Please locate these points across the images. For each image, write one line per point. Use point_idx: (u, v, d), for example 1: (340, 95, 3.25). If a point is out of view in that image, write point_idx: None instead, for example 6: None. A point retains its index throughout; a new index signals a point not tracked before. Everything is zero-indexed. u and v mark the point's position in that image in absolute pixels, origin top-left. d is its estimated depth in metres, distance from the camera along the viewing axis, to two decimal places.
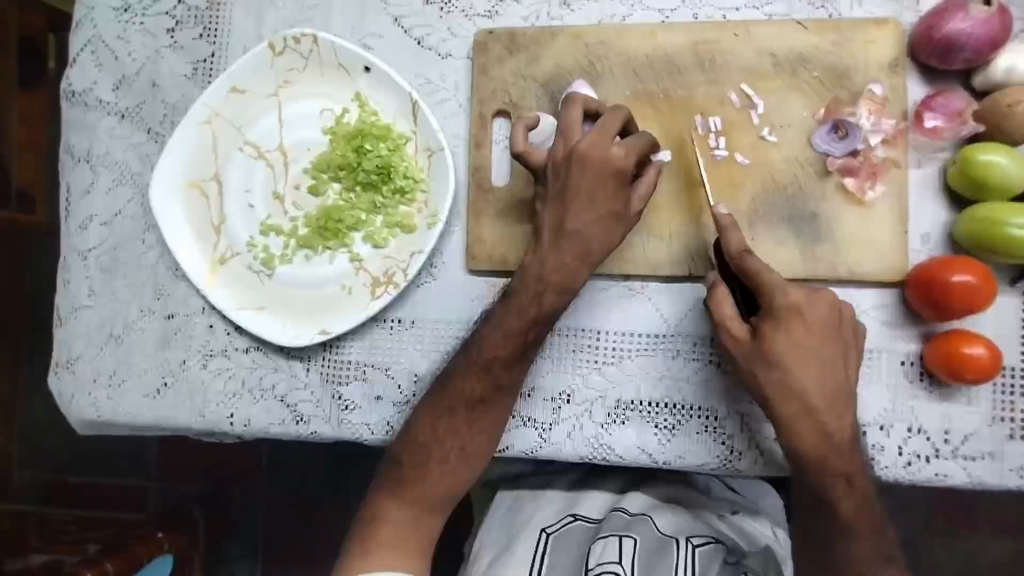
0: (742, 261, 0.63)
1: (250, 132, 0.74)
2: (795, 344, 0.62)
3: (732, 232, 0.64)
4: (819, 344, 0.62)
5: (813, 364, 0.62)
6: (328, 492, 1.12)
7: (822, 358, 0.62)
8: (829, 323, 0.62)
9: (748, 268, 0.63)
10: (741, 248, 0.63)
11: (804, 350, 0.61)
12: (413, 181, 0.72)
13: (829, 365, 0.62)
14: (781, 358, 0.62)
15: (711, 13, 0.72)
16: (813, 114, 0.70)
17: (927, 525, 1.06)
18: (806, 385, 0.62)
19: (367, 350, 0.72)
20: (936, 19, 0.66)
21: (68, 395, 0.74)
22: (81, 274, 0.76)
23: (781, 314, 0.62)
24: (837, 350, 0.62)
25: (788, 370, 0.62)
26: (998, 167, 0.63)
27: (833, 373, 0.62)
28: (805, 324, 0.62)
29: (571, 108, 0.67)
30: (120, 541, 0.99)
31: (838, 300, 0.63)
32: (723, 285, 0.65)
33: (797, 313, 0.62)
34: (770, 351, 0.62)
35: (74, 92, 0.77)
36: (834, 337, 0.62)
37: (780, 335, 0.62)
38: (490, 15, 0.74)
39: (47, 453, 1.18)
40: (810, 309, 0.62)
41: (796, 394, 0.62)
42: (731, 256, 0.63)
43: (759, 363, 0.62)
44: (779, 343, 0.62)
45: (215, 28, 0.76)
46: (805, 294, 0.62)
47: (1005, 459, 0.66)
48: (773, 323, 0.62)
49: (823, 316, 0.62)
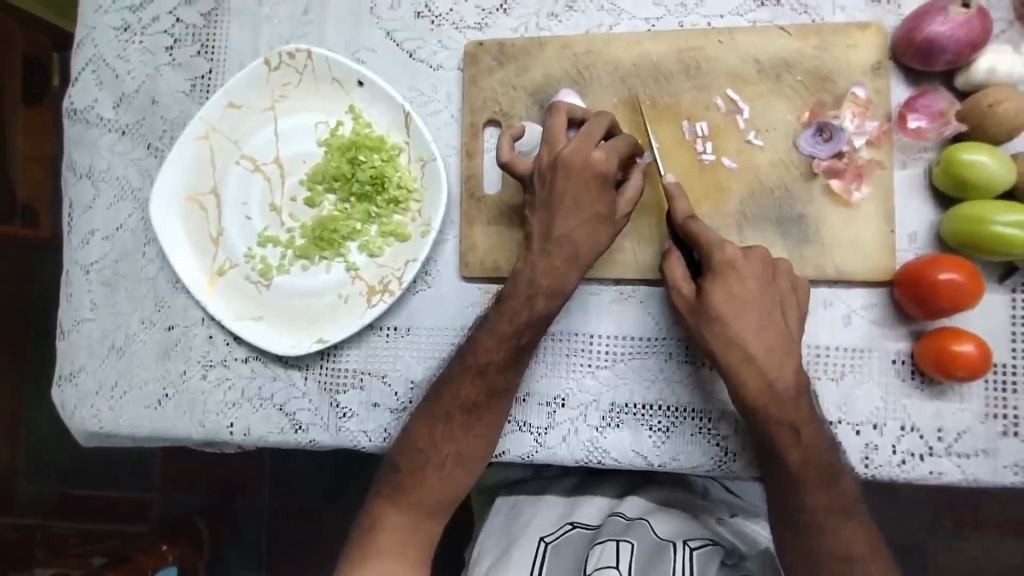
0: (687, 224, 0.65)
1: (246, 146, 0.76)
2: (732, 297, 0.63)
3: (680, 199, 0.67)
4: (756, 296, 0.63)
5: (751, 315, 0.63)
6: (330, 503, 1.13)
7: (759, 309, 0.63)
8: (762, 277, 0.64)
9: (691, 231, 0.65)
10: (685, 214, 0.66)
11: (740, 302, 0.63)
12: (406, 191, 0.73)
13: (767, 316, 0.63)
14: (717, 309, 0.63)
15: (697, 21, 0.74)
16: (798, 118, 0.71)
17: (931, 527, 1.05)
18: (747, 336, 0.63)
19: (364, 357, 0.73)
20: (916, 22, 0.67)
21: (71, 407, 0.75)
22: (84, 288, 0.77)
23: (717, 268, 0.64)
24: (774, 302, 0.64)
25: (726, 323, 0.63)
26: (981, 166, 0.64)
27: (771, 324, 0.63)
28: (740, 277, 0.64)
29: (555, 115, 0.68)
30: (123, 553, 1.00)
31: (774, 259, 0.66)
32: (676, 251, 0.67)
33: (732, 267, 0.64)
34: (708, 305, 0.64)
35: (76, 110, 0.79)
36: (770, 290, 0.64)
37: (717, 288, 0.64)
38: (480, 27, 0.76)
39: (52, 467, 1.20)
40: (745, 264, 0.64)
41: (736, 343, 0.63)
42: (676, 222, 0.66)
43: (701, 317, 0.64)
44: (716, 296, 0.63)
45: (212, 45, 0.78)
46: (740, 250, 0.64)
47: (999, 456, 0.67)
48: (712, 278, 0.64)
49: (758, 270, 0.64)
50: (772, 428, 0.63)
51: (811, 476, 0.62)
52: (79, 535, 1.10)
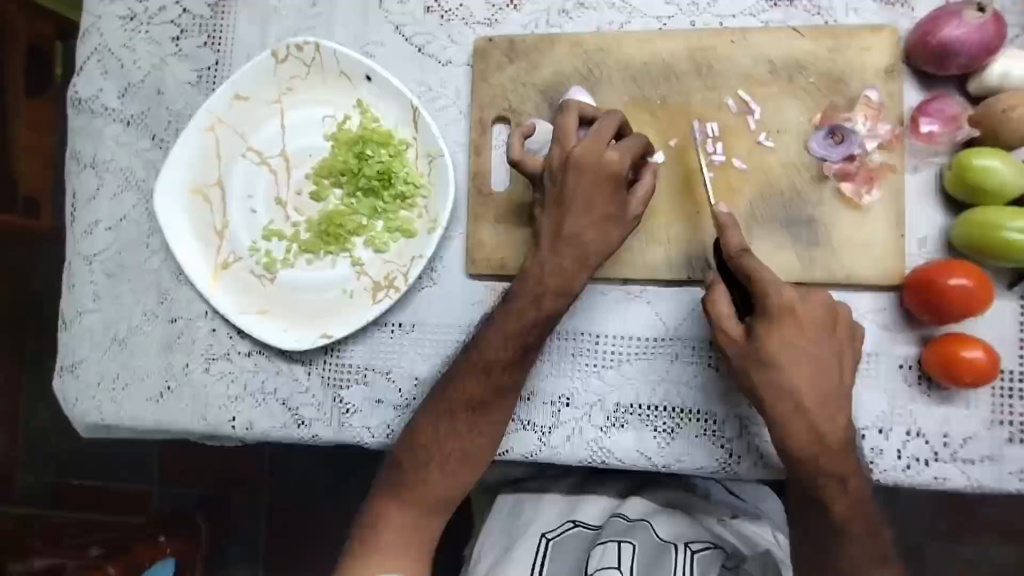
0: (740, 260, 0.63)
1: (252, 139, 0.75)
2: (788, 343, 0.62)
3: (731, 232, 0.64)
4: (812, 344, 0.62)
5: (805, 364, 0.62)
6: (330, 497, 1.13)
7: (813, 357, 0.62)
8: (821, 322, 0.62)
9: (745, 267, 0.62)
10: (740, 248, 0.63)
11: (796, 350, 0.62)
12: (413, 187, 0.73)
13: (822, 366, 0.62)
14: (770, 357, 0.62)
15: (709, 20, 0.73)
16: (810, 120, 0.70)
17: (933, 532, 1.05)
18: (799, 385, 0.62)
19: (368, 353, 0.72)
20: (931, 25, 0.66)
21: (72, 398, 0.75)
22: (86, 279, 0.77)
23: (774, 313, 0.62)
24: (830, 350, 0.62)
25: (778, 369, 0.62)
26: (994, 172, 0.63)
27: (826, 375, 0.62)
28: (798, 324, 0.62)
29: (566, 115, 0.68)
30: (123, 545, 0.99)
31: (834, 303, 0.64)
32: (722, 287, 0.65)
33: (790, 309, 0.62)
34: (761, 351, 0.62)
35: (80, 99, 0.78)
36: (827, 337, 0.62)
37: (772, 334, 0.62)
38: (490, 23, 0.75)
39: (50, 458, 1.19)
40: (804, 310, 0.62)
41: (788, 393, 0.62)
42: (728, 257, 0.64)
43: (752, 364, 0.63)
44: (771, 343, 0.62)
45: (219, 36, 0.78)
46: (799, 295, 0.62)
47: (1004, 462, 0.66)
48: (767, 324, 0.62)
49: (816, 316, 0.62)
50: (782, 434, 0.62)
51: (817, 484, 0.62)
52: (77, 526, 1.09)
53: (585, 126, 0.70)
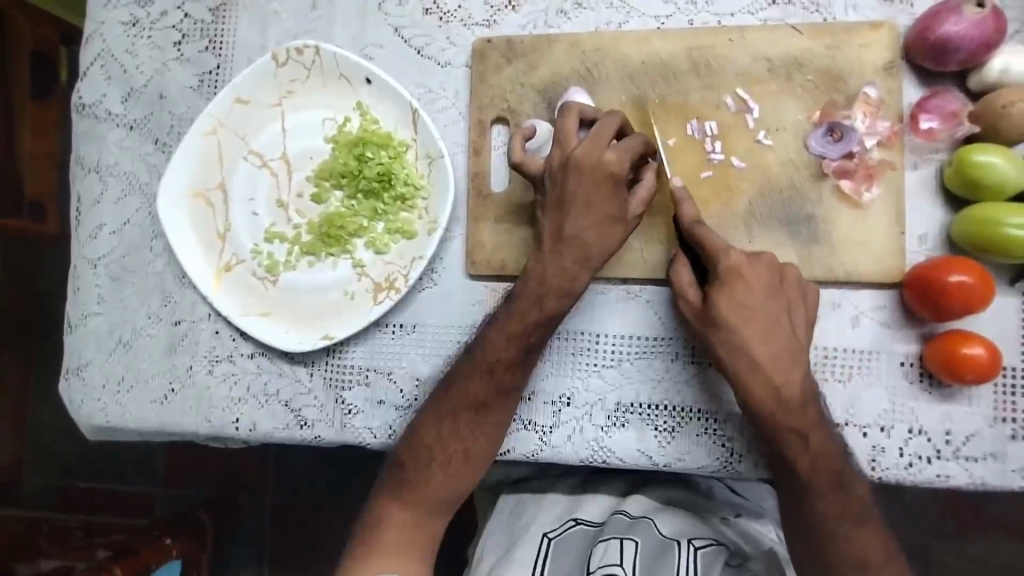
0: (693, 230, 0.65)
1: (254, 142, 0.76)
2: (738, 303, 0.63)
3: (686, 204, 0.66)
4: (761, 301, 0.63)
5: (758, 322, 0.63)
6: (333, 499, 1.13)
7: (766, 316, 0.63)
8: (770, 282, 0.64)
9: (697, 236, 0.65)
10: (692, 218, 0.65)
11: (746, 309, 0.63)
12: (413, 188, 0.73)
13: (774, 322, 0.63)
14: (723, 317, 0.63)
15: (707, 19, 0.73)
16: (808, 118, 0.70)
17: (937, 531, 1.05)
18: (752, 343, 0.63)
19: (369, 354, 0.73)
20: (930, 22, 0.66)
21: (78, 400, 0.76)
22: (91, 282, 0.77)
23: (723, 274, 0.64)
24: (780, 308, 0.64)
25: (732, 328, 0.63)
26: (990, 167, 0.63)
27: (778, 332, 0.63)
28: (746, 284, 0.63)
29: (567, 118, 0.68)
30: (129, 546, 0.98)
31: (781, 263, 0.65)
32: (683, 259, 0.67)
33: (739, 273, 0.64)
34: (714, 312, 0.64)
35: (84, 105, 0.79)
36: (777, 294, 0.64)
37: (723, 294, 0.63)
38: (488, 24, 0.75)
39: (59, 459, 1.20)
40: (751, 270, 0.64)
41: (743, 351, 0.63)
42: (682, 228, 0.66)
43: (708, 324, 0.64)
44: (722, 303, 0.63)
45: (220, 40, 0.78)
46: (745, 256, 0.64)
47: (1006, 460, 0.66)
48: (718, 285, 0.64)
49: (764, 276, 0.64)
50: (786, 434, 0.62)
51: (819, 484, 0.62)
52: (84, 527, 1.10)
53: (585, 127, 0.70)
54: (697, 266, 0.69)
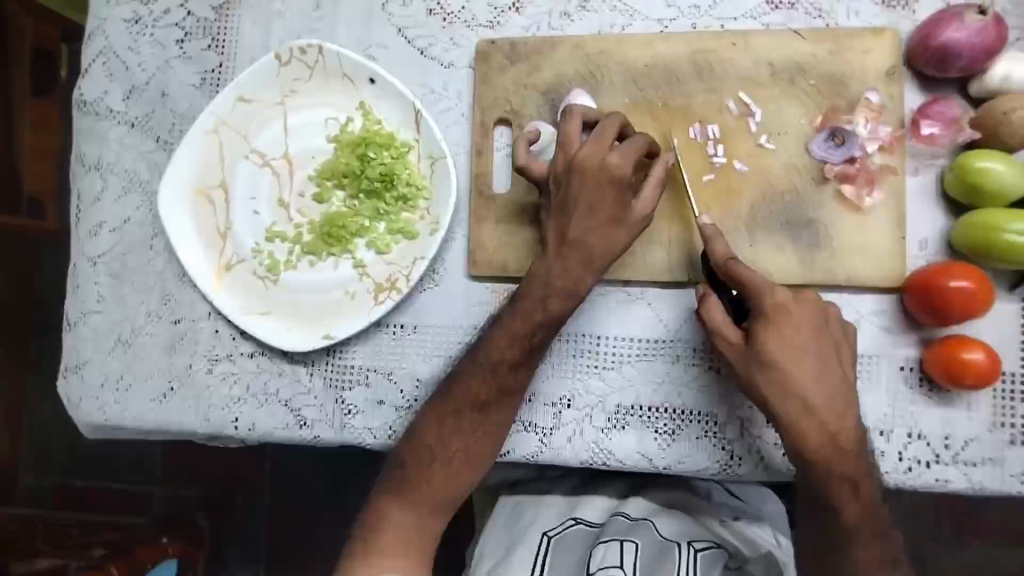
0: (728, 266, 0.64)
1: (256, 141, 0.76)
2: (787, 343, 0.62)
3: (716, 241, 0.66)
4: (811, 342, 0.62)
5: (808, 363, 0.61)
6: (330, 501, 1.13)
7: (814, 356, 0.62)
8: (816, 321, 0.63)
9: (733, 273, 0.64)
10: (726, 256, 0.65)
11: (795, 350, 0.61)
12: (416, 189, 0.73)
13: (822, 364, 0.62)
14: (772, 357, 0.62)
15: (710, 23, 0.73)
16: (810, 122, 0.70)
17: (934, 536, 1.05)
18: (803, 382, 0.61)
19: (369, 354, 0.73)
20: (932, 28, 0.67)
21: (76, 398, 0.75)
22: (91, 280, 0.77)
23: (770, 313, 0.62)
24: (828, 349, 0.62)
25: (783, 369, 0.61)
26: (992, 173, 0.64)
27: (828, 372, 0.62)
28: (793, 322, 0.62)
29: (570, 120, 0.68)
30: (124, 545, 0.98)
31: (822, 303, 0.64)
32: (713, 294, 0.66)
33: (785, 311, 0.62)
34: (763, 352, 0.62)
35: (86, 102, 0.79)
36: (822, 335, 0.62)
37: (771, 333, 0.62)
38: (492, 25, 0.76)
39: (54, 459, 1.20)
40: (797, 308, 0.62)
41: (794, 393, 0.61)
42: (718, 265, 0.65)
43: (756, 365, 0.63)
44: (769, 343, 0.62)
45: (223, 39, 0.78)
46: (790, 294, 0.63)
47: (1005, 465, 0.66)
48: (765, 323, 0.62)
49: (810, 315, 0.63)
50: (790, 437, 0.62)
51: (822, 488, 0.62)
52: (80, 527, 1.09)
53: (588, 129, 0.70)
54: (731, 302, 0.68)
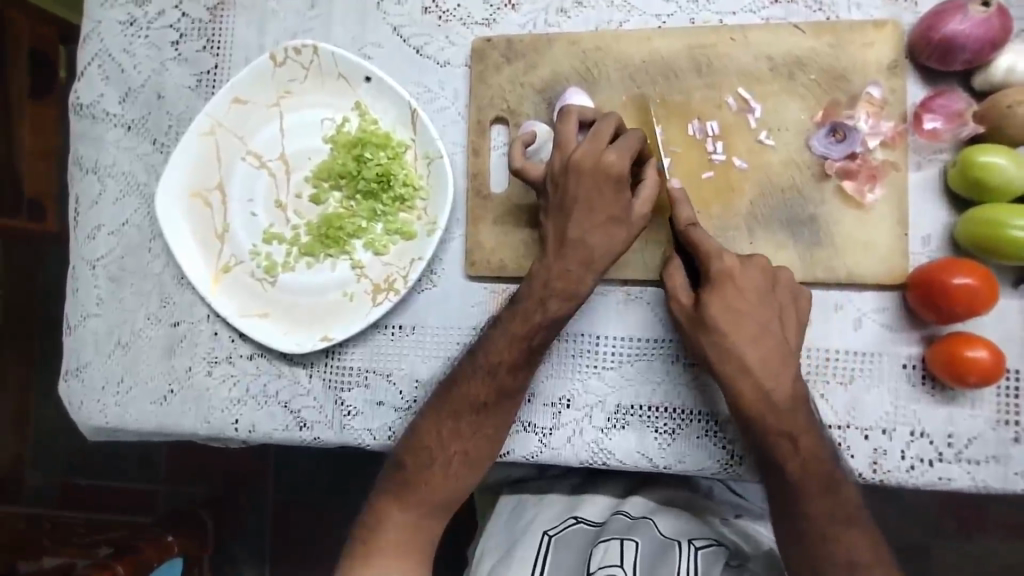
0: (686, 233, 0.65)
1: (252, 142, 0.76)
2: (728, 307, 0.64)
3: (682, 205, 0.66)
4: (753, 307, 0.64)
5: (747, 326, 0.64)
6: (333, 497, 1.14)
7: (756, 321, 0.64)
8: (761, 287, 0.64)
9: (690, 239, 0.65)
10: (688, 221, 0.65)
11: (737, 313, 0.64)
12: (412, 189, 0.73)
13: (764, 327, 0.64)
14: (714, 320, 0.64)
15: (708, 18, 0.72)
16: (811, 117, 0.70)
17: (939, 531, 1.04)
18: (743, 346, 0.64)
19: (368, 356, 0.73)
20: (934, 21, 0.65)
21: (77, 402, 0.75)
22: (90, 283, 0.77)
23: (715, 278, 0.64)
24: (772, 314, 0.64)
25: (723, 331, 0.64)
26: (996, 168, 0.63)
27: (768, 336, 0.64)
28: (737, 288, 0.64)
29: (566, 121, 0.67)
30: (130, 543, 0.99)
31: (774, 268, 0.66)
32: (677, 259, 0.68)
33: (729, 278, 0.64)
34: (705, 315, 0.64)
35: (82, 105, 0.78)
36: (767, 300, 0.64)
37: (715, 298, 0.64)
38: (488, 23, 0.75)
39: (61, 458, 1.21)
40: (742, 275, 0.64)
41: (732, 356, 0.64)
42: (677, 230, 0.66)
43: (699, 328, 0.65)
44: (713, 307, 0.64)
45: (218, 39, 0.78)
46: (738, 261, 0.65)
47: (1010, 463, 0.66)
48: (710, 286, 0.64)
49: (756, 282, 0.64)
50: (793, 439, 0.62)
51: (820, 494, 0.61)
52: (87, 525, 1.10)
53: (584, 128, 0.70)
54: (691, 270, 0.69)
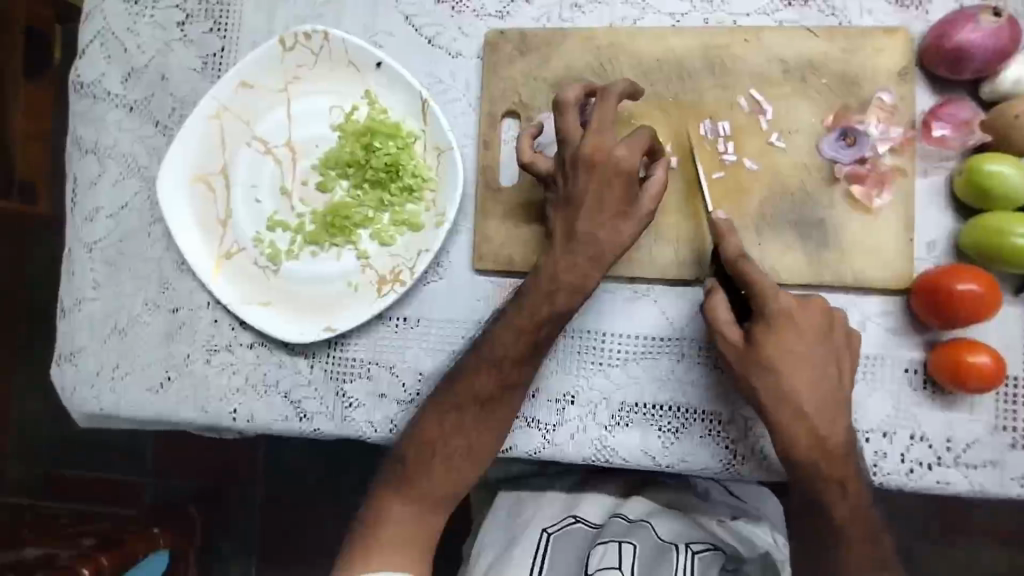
0: (738, 266, 0.64)
1: (258, 127, 0.74)
2: (786, 350, 0.63)
3: (730, 238, 0.65)
4: (812, 349, 0.63)
5: (805, 369, 0.63)
6: (324, 490, 1.12)
7: (816, 365, 0.63)
8: (819, 328, 0.63)
9: (744, 275, 0.63)
10: (737, 254, 0.64)
11: (796, 355, 0.63)
12: (421, 180, 0.72)
13: (822, 371, 0.63)
14: (773, 361, 0.63)
15: (723, 19, 0.73)
16: (821, 121, 0.70)
17: (924, 533, 1.06)
18: (800, 389, 0.62)
19: (371, 347, 0.72)
20: (946, 29, 0.66)
21: (71, 388, 0.74)
22: (86, 266, 0.75)
23: (773, 318, 0.63)
24: (828, 358, 0.63)
25: (780, 373, 0.63)
26: (1004, 177, 0.63)
27: (826, 379, 0.63)
28: (796, 329, 0.63)
29: (567, 109, 0.66)
30: (115, 536, 0.97)
31: (830, 307, 0.65)
32: (720, 291, 0.66)
33: (789, 318, 0.63)
34: (761, 356, 0.63)
35: (83, 83, 0.77)
36: (825, 343, 0.63)
37: (772, 339, 0.63)
38: (502, 16, 0.74)
39: (43, 446, 1.18)
40: (801, 314, 0.63)
41: (788, 399, 0.63)
42: (727, 262, 0.64)
43: (753, 368, 0.63)
44: (772, 348, 0.63)
45: (225, 22, 0.76)
46: (794, 300, 0.63)
47: (1006, 467, 0.67)
48: (764, 326, 0.63)
49: (813, 321, 0.63)
50: (804, 440, 0.62)
51: (847, 503, 0.63)
52: (70, 515, 1.07)
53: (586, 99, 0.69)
54: (736, 299, 0.68)
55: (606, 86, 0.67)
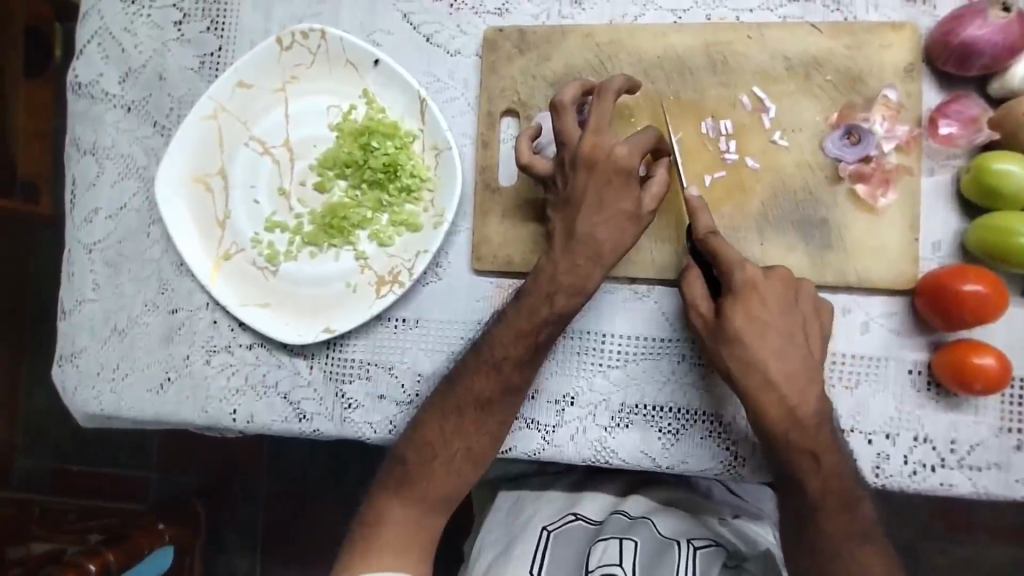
0: (707, 241, 0.64)
1: (255, 127, 0.74)
2: (750, 318, 0.63)
3: (703, 214, 0.65)
4: (778, 318, 0.63)
5: (771, 338, 0.63)
6: (327, 486, 1.13)
7: (779, 332, 0.63)
8: (784, 299, 0.63)
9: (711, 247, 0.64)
10: (706, 230, 0.64)
11: (759, 323, 0.63)
12: (419, 180, 0.71)
13: (787, 339, 0.63)
14: (736, 331, 0.63)
15: (725, 14, 0.71)
16: (825, 119, 0.69)
17: (927, 533, 1.05)
18: (766, 357, 0.62)
19: (370, 348, 0.72)
20: (953, 24, 0.65)
21: (71, 388, 0.74)
22: (85, 267, 0.75)
23: (737, 288, 0.63)
24: (795, 325, 0.63)
25: (745, 342, 0.63)
26: (1012, 176, 0.62)
27: (792, 347, 0.63)
28: (760, 297, 0.63)
29: (563, 110, 0.66)
30: (121, 531, 0.97)
31: (796, 278, 0.65)
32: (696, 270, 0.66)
33: (753, 288, 0.63)
34: (726, 326, 0.63)
35: (80, 84, 0.76)
36: (790, 312, 0.63)
37: (737, 308, 0.63)
38: (500, 13, 0.73)
39: (50, 442, 1.19)
40: (765, 285, 0.63)
41: (756, 367, 0.62)
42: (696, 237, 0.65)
43: (720, 335, 0.63)
44: (737, 317, 0.63)
45: (222, 21, 0.76)
46: (760, 271, 0.64)
47: (1011, 470, 0.66)
48: (731, 298, 0.63)
49: (778, 291, 0.63)
50: (806, 442, 0.62)
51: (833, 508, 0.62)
52: (77, 511, 1.08)
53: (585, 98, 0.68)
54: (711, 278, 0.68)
55: (604, 82, 0.66)
